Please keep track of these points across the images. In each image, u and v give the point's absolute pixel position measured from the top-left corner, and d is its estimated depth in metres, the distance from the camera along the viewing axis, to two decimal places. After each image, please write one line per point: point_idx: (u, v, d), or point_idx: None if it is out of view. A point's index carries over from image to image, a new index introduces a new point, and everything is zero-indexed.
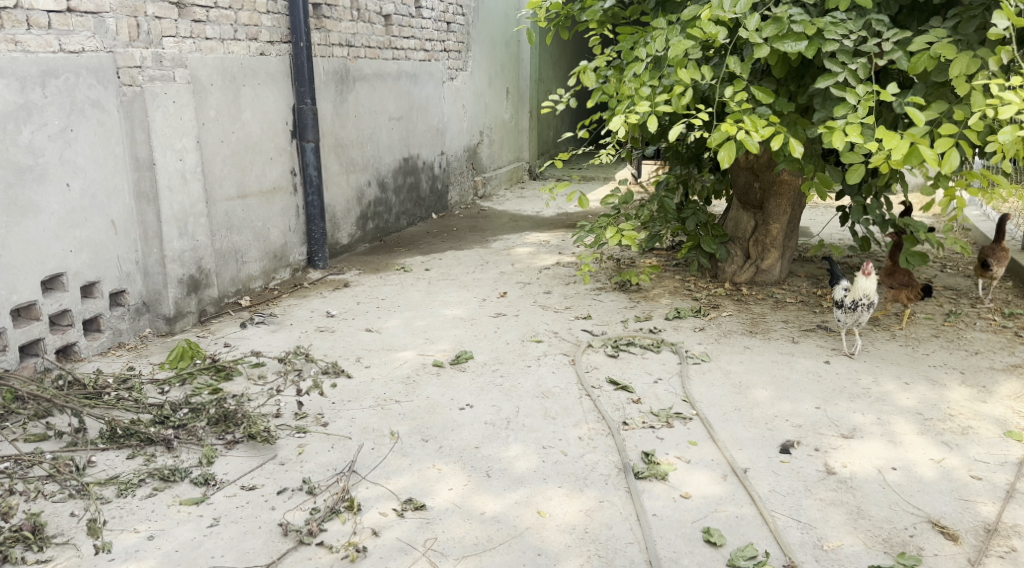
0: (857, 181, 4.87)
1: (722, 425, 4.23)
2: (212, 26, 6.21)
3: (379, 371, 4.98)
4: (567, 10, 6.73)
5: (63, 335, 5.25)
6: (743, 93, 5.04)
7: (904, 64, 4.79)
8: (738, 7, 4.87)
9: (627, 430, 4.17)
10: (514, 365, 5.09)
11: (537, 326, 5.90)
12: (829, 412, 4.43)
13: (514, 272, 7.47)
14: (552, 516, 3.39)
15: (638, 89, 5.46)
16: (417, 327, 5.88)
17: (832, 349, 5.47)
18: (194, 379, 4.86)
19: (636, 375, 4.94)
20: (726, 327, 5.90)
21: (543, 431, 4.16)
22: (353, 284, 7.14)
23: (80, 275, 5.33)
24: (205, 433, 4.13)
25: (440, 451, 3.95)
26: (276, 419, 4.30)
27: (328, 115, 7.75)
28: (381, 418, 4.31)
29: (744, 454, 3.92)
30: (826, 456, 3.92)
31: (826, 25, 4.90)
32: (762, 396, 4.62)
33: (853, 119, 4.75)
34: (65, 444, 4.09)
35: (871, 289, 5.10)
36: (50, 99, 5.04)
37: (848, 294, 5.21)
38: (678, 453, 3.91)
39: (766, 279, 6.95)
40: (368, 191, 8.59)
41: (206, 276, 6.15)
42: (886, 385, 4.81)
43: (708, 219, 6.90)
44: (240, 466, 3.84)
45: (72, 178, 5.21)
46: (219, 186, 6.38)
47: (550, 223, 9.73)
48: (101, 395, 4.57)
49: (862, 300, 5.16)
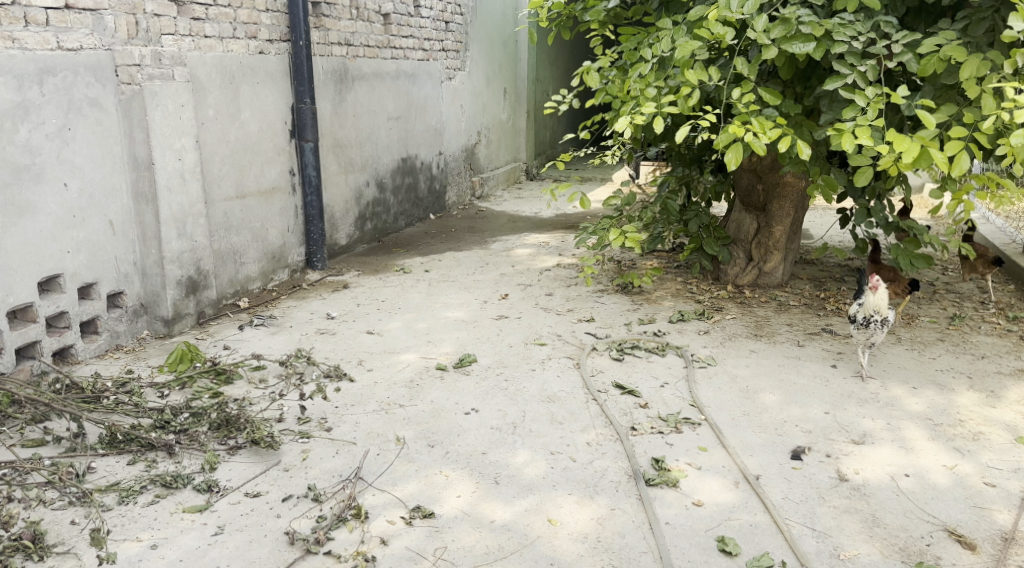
0: (865, 184, 4.83)
1: (731, 430, 4.18)
2: (211, 23, 6.13)
3: (382, 374, 4.92)
4: (570, 10, 6.67)
5: (60, 338, 5.17)
6: (751, 95, 4.99)
7: (913, 66, 4.75)
8: (746, 8, 4.82)
9: (636, 436, 4.11)
10: (518, 369, 5.03)
11: (540, 329, 5.84)
12: (838, 417, 4.38)
13: (515, 274, 7.41)
14: (563, 524, 3.34)
15: (644, 90, 5.41)
16: (419, 329, 5.81)
17: (838, 352, 5.43)
18: (194, 382, 4.79)
19: (642, 379, 4.88)
20: (730, 330, 5.86)
21: (550, 436, 4.11)
22: (352, 286, 7.07)
23: (78, 277, 5.25)
24: (206, 438, 4.06)
25: (447, 457, 3.88)
26: (279, 424, 4.23)
27: (327, 114, 7.68)
28: (386, 423, 4.24)
29: (755, 460, 3.88)
30: (838, 462, 3.88)
31: (834, 27, 4.86)
32: (770, 400, 4.57)
33: (863, 122, 4.71)
34: (63, 449, 4.02)
35: (883, 305, 4.74)
36: (47, 97, 4.95)
37: (860, 309, 4.87)
38: (688, 460, 3.85)
39: (768, 282, 6.91)
40: (366, 191, 8.52)
41: (205, 277, 6.07)
42: (894, 390, 4.77)
43: (711, 221, 6.85)
44: (243, 472, 3.77)
45: (70, 178, 5.13)
46: (217, 186, 6.31)
47: (549, 224, 9.67)
48: (100, 399, 4.50)
49: (875, 316, 4.80)
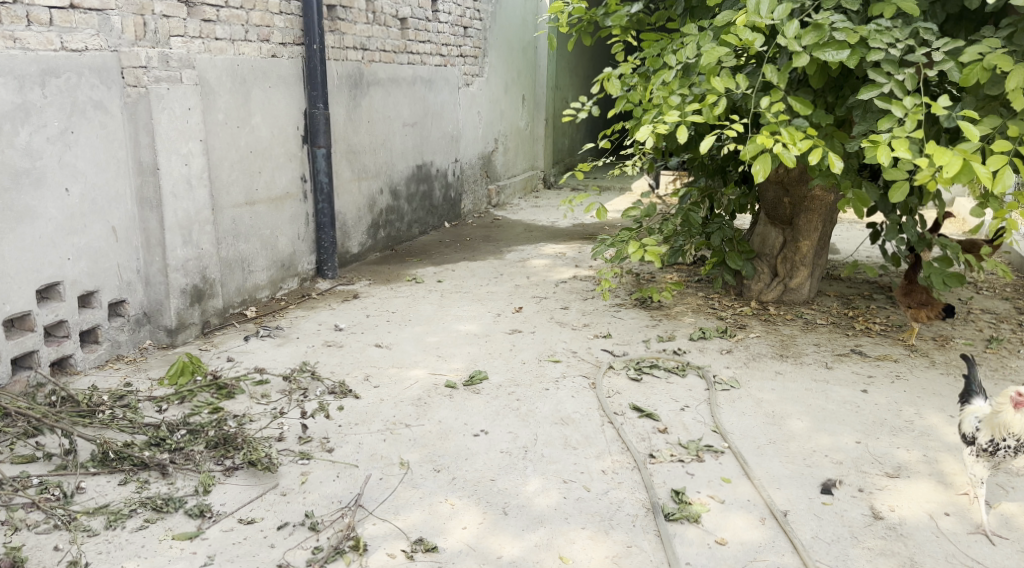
0: (901, 200, 4.57)
1: (757, 459, 3.95)
2: (222, 26, 5.96)
3: (389, 392, 4.70)
4: (590, 15, 6.44)
5: (58, 347, 5.00)
6: (780, 104, 4.76)
7: (954, 76, 4.51)
8: (777, 13, 4.59)
9: (654, 464, 3.88)
10: (531, 388, 4.79)
11: (555, 345, 5.61)
12: (870, 447, 4.14)
13: (530, 286, 7.19)
14: (575, 562, 3.14)
15: (667, 98, 5.19)
16: (428, 343, 5.60)
17: (869, 376, 5.16)
18: (194, 397, 4.60)
19: (661, 401, 4.63)
20: (754, 350, 5.60)
21: (564, 462, 3.88)
22: (362, 296, 6.87)
23: (78, 284, 5.08)
24: (202, 457, 3.86)
25: (453, 483, 3.67)
26: (279, 443, 4.03)
27: (341, 119, 7.51)
28: (390, 445, 4.03)
29: (783, 494, 3.65)
30: (872, 498, 3.65)
31: (870, 34, 4.65)
32: (798, 427, 4.33)
33: (900, 134, 4.46)
34: (52, 467, 3.83)
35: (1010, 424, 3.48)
36: (50, 99, 4.80)
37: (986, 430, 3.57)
38: (710, 492, 3.62)
39: (794, 298, 6.66)
40: (380, 199, 8.34)
41: (211, 286, 5.89)
42: (929, 418, 4.51)
43: (734, 235, 6.61)
44: (238, 496, 3.58)
45: (72, 182, 4.97)
46: (226, 192, 6.14)
47: (567, 234, 9.46)
48: (95, 414, 4.32)
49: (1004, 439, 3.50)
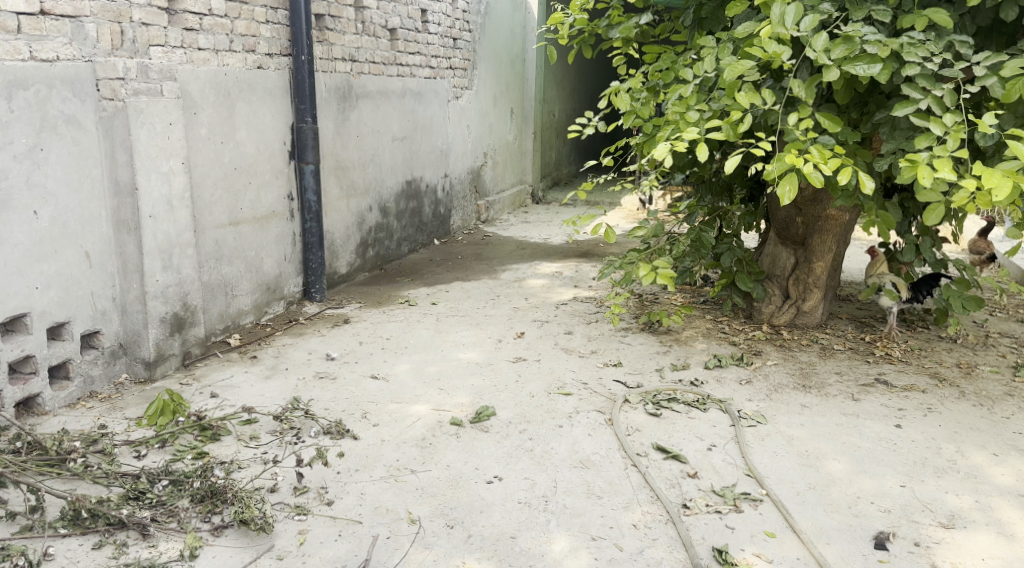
0: (937, 224, 4.16)
1: (799, 509, 3.63)
2: (206, 35, 5.57)
3: (390, 432, 4.31)
4: (593, 27, 6.09)
5: (24, 386, 4.58)
6: (808, 121, 4.44)
7: (998, 92, 4.19)
8: (804, 25, 4.27)
9: (689, 517, 3.55)
10: (543, 426, 4.43)
11: (563, 376, 5.24)
12: (917, 492, 3.82)
13: (530, 308, 6.83)
14: None
15: (684, 114, 4.87)
16: (428, 374, 5.22)
17: (899, 409, 4.84)
18: (176, 440, 4.17)
19: (685, 440, 4.29)
20: (775, 380, 5.27)
21: (589, 515, 3.54)
22: (353, 321, 6.47)
23: (48, 316, 4.66)
24: (188, 514, 3.48)
25: (470, 543, 3.35)
26: (273, 495, 3.65)
27: (329, 134, 7.13)
28: (396, 496, 3.67)
29: (833, 550, 3.37)
30: (930, 554, 3.37)
31: (903, 47, 4.35)
32: (837, 470, 4.00)
33: (942, 152, 4.12)
34: (16, 528, 3.41)
35: None
36: (16, 113, 4.39)
37: None
38: (756, 550, 3.34)
39: (807, 322, 6.33)
40: (369, 216, 7.96)
41: (192, 314, 5.46)
42: (973, 457, 4.21)
43: (745, 255, 6.27)
44: (230, 562, 3.24)
45: (41, 205, 4.56)
46: (209, 212, 5.73)
47: (563, 252, 9.12)
48: (65, 463, 3.90)
49: None
